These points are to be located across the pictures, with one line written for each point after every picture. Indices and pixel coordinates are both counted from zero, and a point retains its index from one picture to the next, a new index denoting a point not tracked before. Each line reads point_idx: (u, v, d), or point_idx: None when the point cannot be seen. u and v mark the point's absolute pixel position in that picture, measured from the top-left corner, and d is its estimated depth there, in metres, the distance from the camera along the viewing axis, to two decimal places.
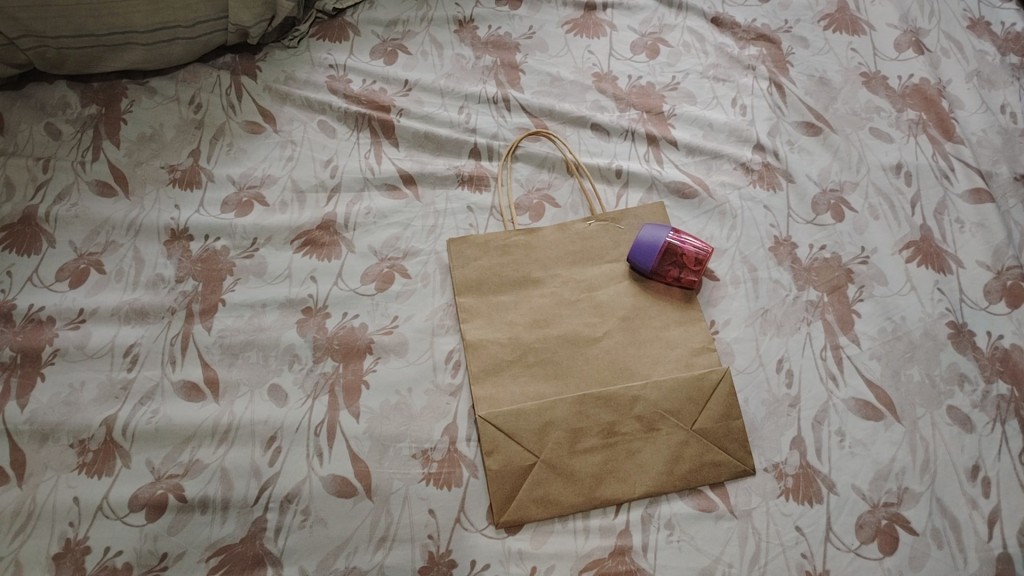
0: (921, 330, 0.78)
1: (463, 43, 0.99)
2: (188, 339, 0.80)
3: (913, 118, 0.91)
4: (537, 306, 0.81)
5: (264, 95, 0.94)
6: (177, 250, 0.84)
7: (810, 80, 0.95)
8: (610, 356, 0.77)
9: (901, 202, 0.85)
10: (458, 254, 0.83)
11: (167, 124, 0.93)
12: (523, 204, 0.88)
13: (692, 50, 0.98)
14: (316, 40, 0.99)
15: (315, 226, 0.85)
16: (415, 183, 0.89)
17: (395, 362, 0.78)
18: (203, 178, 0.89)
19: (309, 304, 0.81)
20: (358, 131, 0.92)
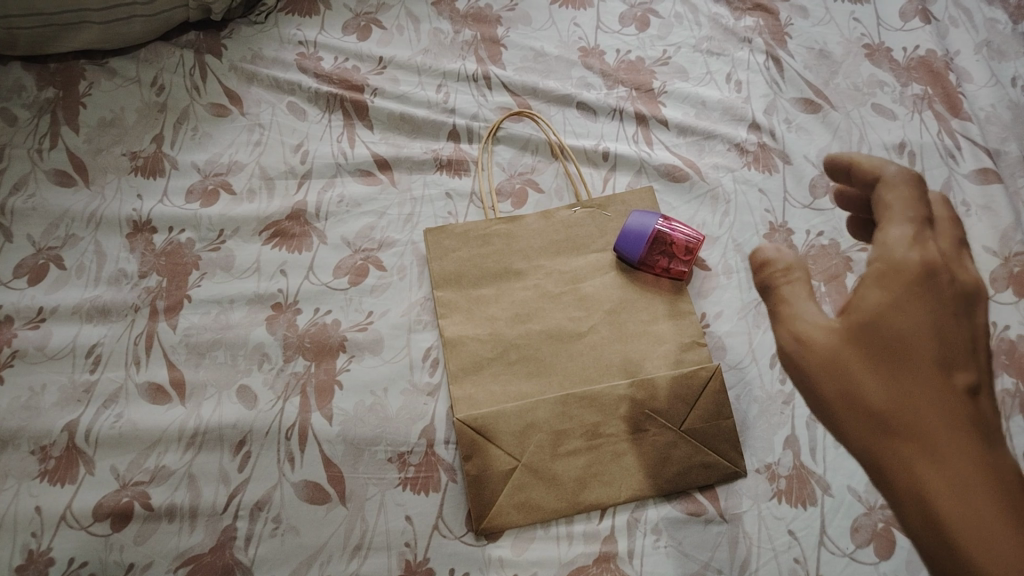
0: None
1: (441, 17, 0.94)
2: (151, 337, 0.76)
3: (918, 92, 0.86)
4: (519, 299, 0.77)
5: (229, 75, 0.89)
6: (140, 243, 0.80)
7: (810, 52, 0.89)
8: (595, 352, 0.73)
9: None
10: (436, 245, 0.79)
11: (128, 107, 0.88)
12: (504, 190, 0.83)
13: (684, 21, 0.93)
14: (285, 14, 0.94)
15: (284, 217, 0.81)
16: (390, 169, 0.84)
17: (370, 360, 0.74)
18: (166, 166, 0.84)
19: (279, 300, 0.77)
20: (329, 112, 0.87)
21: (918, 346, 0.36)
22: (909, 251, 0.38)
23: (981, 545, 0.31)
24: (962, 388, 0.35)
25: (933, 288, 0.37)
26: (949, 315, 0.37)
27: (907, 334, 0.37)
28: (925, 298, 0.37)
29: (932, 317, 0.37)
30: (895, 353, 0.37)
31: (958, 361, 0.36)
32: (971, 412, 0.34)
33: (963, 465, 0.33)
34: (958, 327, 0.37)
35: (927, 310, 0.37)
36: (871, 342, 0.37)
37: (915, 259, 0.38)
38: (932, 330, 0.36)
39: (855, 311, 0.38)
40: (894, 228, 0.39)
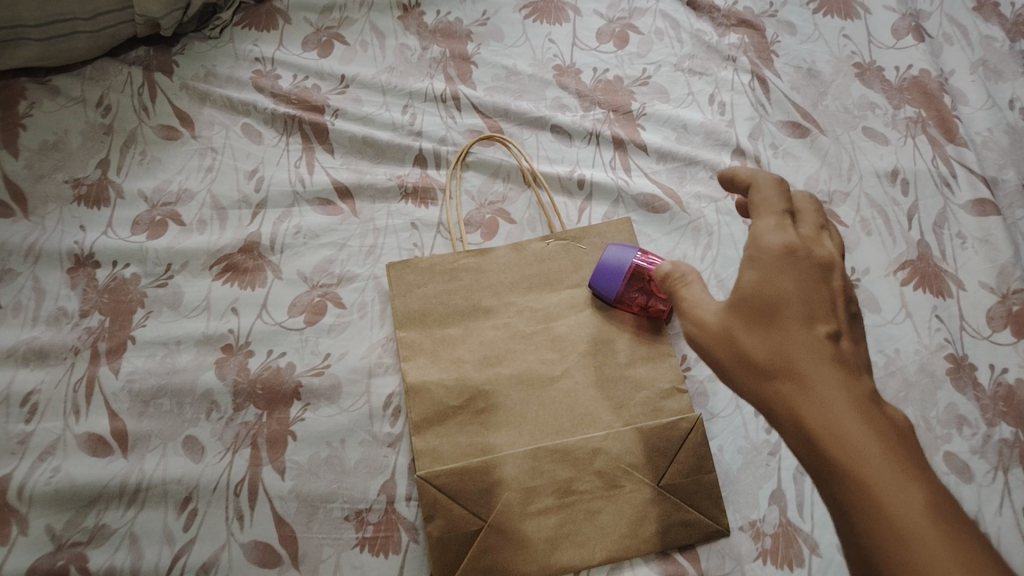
0: (916, 365, 0.70)
1: (408, 31, 0.88)
2: (92, 383, 0.70)
3: (911, 115, 0.81)
4: (488, 340, 0.71)
5: (180, 95, 0.84)
6: (81, 279, 0.74)
7: (797, 72, 0.85)
8: (569, 399, 0.68)
9: (897, 215, 0.76)
10: (399, 281, 0.73)
11: (72, 130, 0.82)
12: (473, 220, 0.78)
13: (665, 38, 0.88)
14: (240, 28, 0.88)
15: (237, 250, 0.76)
16: (351, 197, 0.79)
17: (326, 409, 0.69)
18: (112, 195, 0.78)
19: (230, 342, 0.72)
20: (287, 135, 0.82)
21: (786, 304, 0.47)
22: (775, 234, 0.50)
23: (838, 434, 0.42)
24: (820, 333, 0.46)
25: (796, 263, 0.48)
26: (808, 278, 0.48)
27: (778, 299, 0.48)
28: (791, 271, 0.48)
29: (797, 283, 0.48)
30: (771, 311, 0.47)
31: (815, 313, 0.47)
32: (827, 347, 0.46)
33: (819, 382, 0.44)
34: (817, 287, 0.48)
35: (790, 277, 0.48)
36: (755, 311, 0.48)
37: (779, 245, 0.49)
38: (795, 293, 0.47)
39: (745, 289, 0.49)
40: (763, 221, 0.51)
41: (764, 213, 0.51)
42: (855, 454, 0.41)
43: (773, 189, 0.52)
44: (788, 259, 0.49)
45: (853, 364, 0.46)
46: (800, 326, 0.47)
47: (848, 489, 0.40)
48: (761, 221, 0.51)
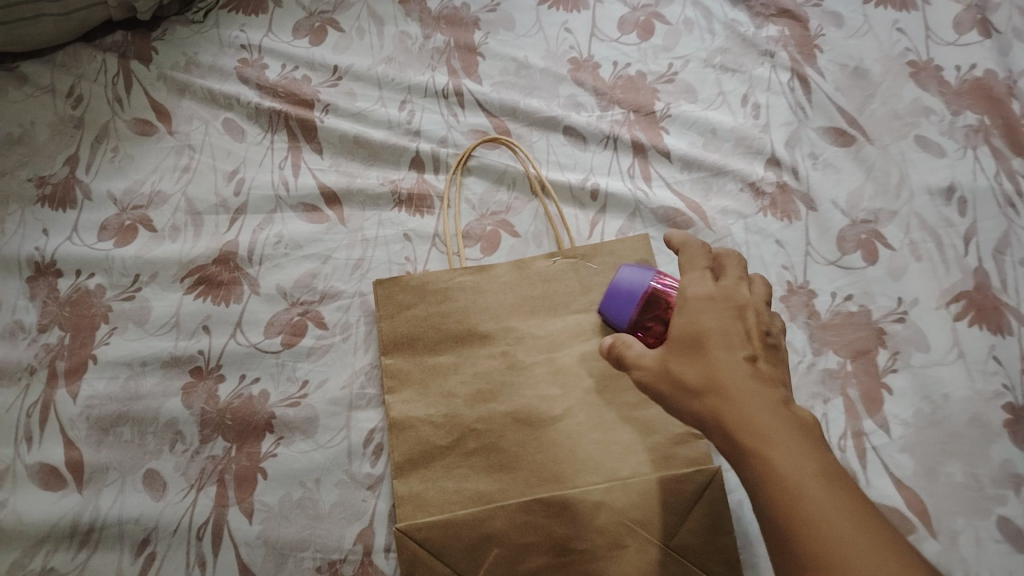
0: (966, 416, 0.59)
1: (409, 17, 0.80)
2: (48, 407, 0.64)
3: (971, 122, 0.71)
4: (482, 371, 0.63)
5: (158, 85, 0.77)
6: (41, 289, 0.68)
7: (843, 70, 0.75)
8: (570, 442, 0.61)
9: (951, 238, 0.66)
10: (387, 300, 0.66)
11: (40, 122, 0.75)
12: (473, 233, 0.70)
13: (695, 29, 0.79)
14: (227, 12, 0.81)
15: (211, 261, 0.69)
16: (339, 203, 0.71)
17: (300, 444, 0.62)
18: (78, 196, 0.72)
19: (199, 364, 0.65)
20: (272, 132, 0.74)
21: (709, 335, 0.44)
22: (700, 275, 0.47)
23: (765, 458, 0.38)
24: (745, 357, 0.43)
25: (718, 303, 0.45)
26: (734, 306, 0.45)
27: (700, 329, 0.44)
28: (716, 307, 0.45)
29: (720, 319, 0.44)
30: (696, 345, 0.44)
31: (739, 337, 0.44)
32: (750, 371, 0.42)
33: (746, 403, 0.41)
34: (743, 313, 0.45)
35: (717, 308, 0.45)
36: (677, 341, 0.44)
37: (702, 288, 0.46)
38: (720, 322, 0.44)
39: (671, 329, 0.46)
40: (691, 275, 0.48)
41: (692, 267, 0.49)
42: (783, 481, 0.37)
43: (698, 250, 0.49)
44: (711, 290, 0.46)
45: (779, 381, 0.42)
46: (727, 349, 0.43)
47: (780, 516, 0.37)
48: (687, 276, 0.48)
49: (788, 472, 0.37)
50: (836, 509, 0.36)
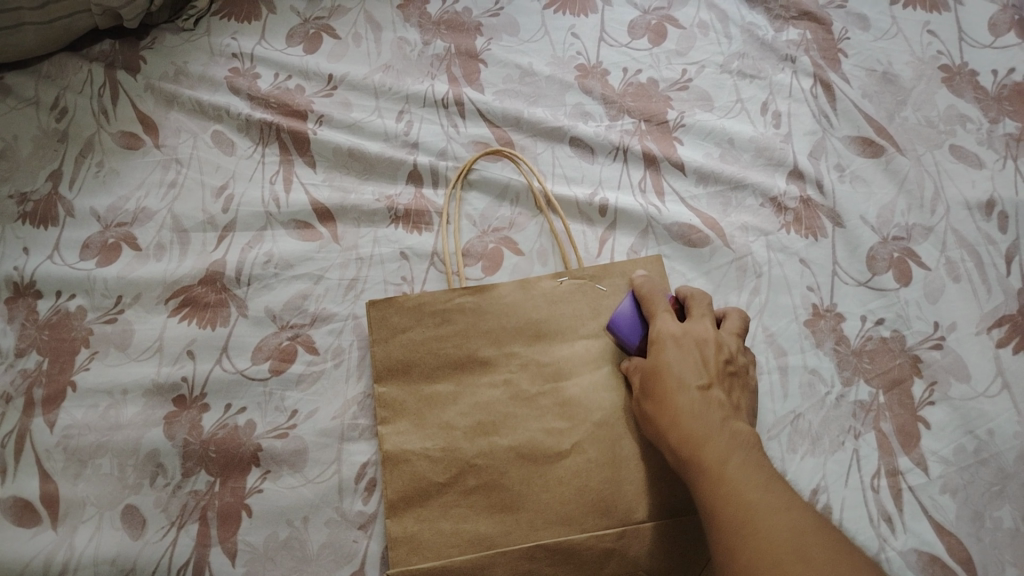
0: (1016, 453, 0.55)
1: (408, 23, 0.76)
2: (23, 437, 0.60)
3: (1011, 130, 0.66)
4: (483, 401, 0.59)
5: (145, 96, 0.73)
6: (20, 311, 0.65)
7: (870, 75, 0.71)
8: (579, 481, 0.56)
9: (992, 257, 0.62)
10: (381, 323, 0.61)
11: (23, 136, 0.72)
12: (474, 251, 0.66)
13: (710, 33, 0.74)
14: (219, 19, 0.77)
15: (196, 281, 0.65)
16: (333, 220, 0.68)
17: (288, 479, 0.58)
18: (61, 213, 0.68)
19: (182, 393, 0.61)
20: (263, 145, 0.71)
21: (666, 371, 0.53)
22: (667, 316, 0.57)
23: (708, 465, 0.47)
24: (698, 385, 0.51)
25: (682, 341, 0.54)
26: (693, 339, 0.54)
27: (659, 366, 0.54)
28: (679, 347, 0.54)
29: (678, 355, 0.53)
30: (657, 379, 0.53)
31: (695, 364, 0.52)
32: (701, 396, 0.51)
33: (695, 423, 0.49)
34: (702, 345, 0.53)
35: (679, 343, 0.54)
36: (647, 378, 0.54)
37: (664, 330, 0.55)
38: (676, 356, 0.53)
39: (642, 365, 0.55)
40: (659, 320, 0.56)
41: (659, 312, 0.56)
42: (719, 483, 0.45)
43: (659, 296, 0.57)
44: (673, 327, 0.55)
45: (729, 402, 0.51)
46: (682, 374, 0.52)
47: (713, 511, 0.45)
48: (657, 322, 0.56)
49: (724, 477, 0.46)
50: (756, 494, 0.44)
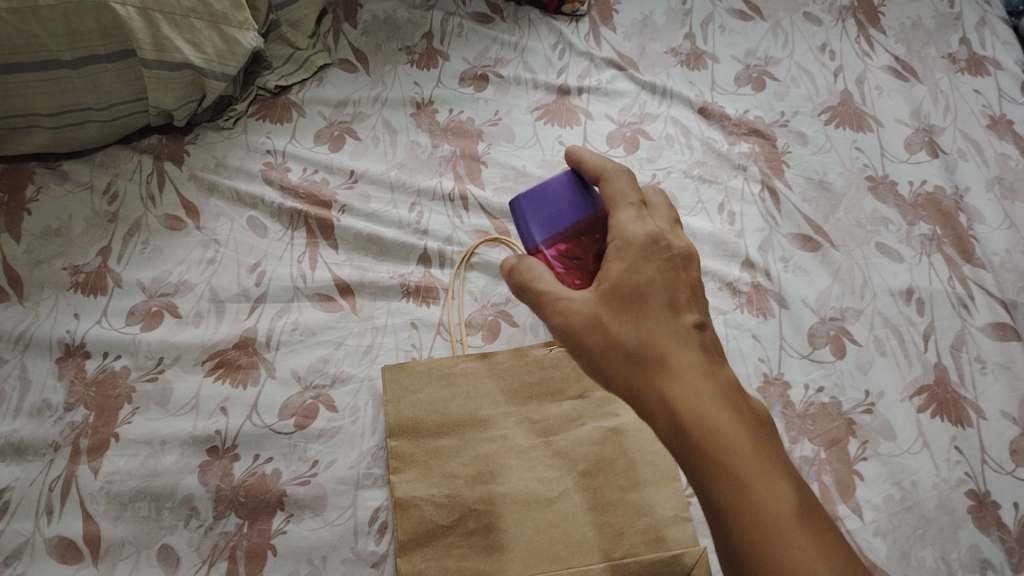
0: (935, 500, 0.65)
1: (419, 128, 0.89)
2: (70, 482, 0.67)
3: (926, 232, 0.80)
4: (483, 454, 0.68)
5: (188, 185, 0.84)
6: (70, 369, 0.73)
7: (808, 183, 0.84)
8: (566, 524, 0.65)
9: (912, 336, 0.73)
10: (394, 385, 0.70)
11: (77, 216, 0.81)
12: (475, 322, 0.76)
13: (676, 144, 0.88)
14: (255, 120, 0.89)
15: (231, 345, 0.74)
16: (352, 294, 0.78)
17: (309, 522, 0.66)
18: (110, 283, 0.77)
19: (215, 444, 0.69)
20: (292, 229, 0.81)
21: (649, 292, 0.48)
22: (644, 225, 0.50)
23: (724, 458, 0.42)
24: (683, 322, 0.47)
25: (656, 253, 0.49)
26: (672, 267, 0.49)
27: (649, 322, 0.47)
28: (651, 254, 0.49)
29: (656, 273, 0.48)
30: (637, 301, 0.47)
31: (681, 300, 0.48)
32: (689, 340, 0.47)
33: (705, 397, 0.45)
34: (677, 268, 0.49)
35: (660, 265, 0.49)
36: (616, 297, 0.48)
37: (642, 235, 0.49)
38: (661, 283, 0.48)
39: (612, 282, 0.48)
40: (622, 214, 0.51)
41: (623, 207, 0.51)
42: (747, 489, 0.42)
43: (623, 184, 0.52)
44: (668, 270, 0.49)
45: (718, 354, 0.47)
46: (668, 315, 0.47)
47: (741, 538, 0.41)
48: (620, 214, 0.51)
49: (756, 487, 0.42)
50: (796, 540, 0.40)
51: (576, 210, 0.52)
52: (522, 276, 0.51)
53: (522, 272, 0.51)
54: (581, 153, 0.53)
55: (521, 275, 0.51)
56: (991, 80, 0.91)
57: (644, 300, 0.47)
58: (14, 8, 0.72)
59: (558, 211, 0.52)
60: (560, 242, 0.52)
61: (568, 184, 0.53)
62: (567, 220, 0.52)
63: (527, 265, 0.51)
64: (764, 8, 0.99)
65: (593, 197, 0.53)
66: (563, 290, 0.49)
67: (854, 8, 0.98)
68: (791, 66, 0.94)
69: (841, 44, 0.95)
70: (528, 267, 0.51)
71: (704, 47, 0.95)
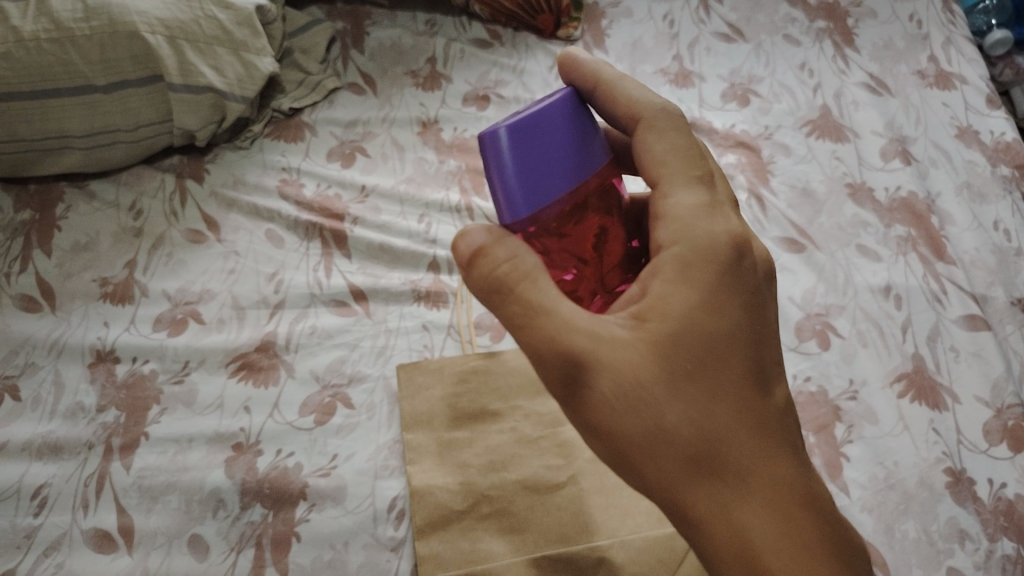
0: (916, 478, 0.70)
1: (426, 145, 0.94)
2: (103, 478, 0.71)
3: (901, 233, 0.85)
4: (494, 444, 0.72)
5: (209, 201, 0.89)
6: (101, 373, 0.77)
7: (792, 191, 0.90)
8: (574, 507, 0.69)
9: (892, 328, 0.79)
10: (408, 382, 0.75)
11: (104, 231, 0.87)
12: (483, 323, 0.81)
13: None
14: (270, 140, 0.95)
15: (253, 348, 0.78)
16: (366, 299, 0.82)
17: (331, 510, 0.70)
18: (137, 293, 0.82)
19: (240, 440, 0.73)
20: (308, 240, 0.86)
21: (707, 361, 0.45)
22: (719, 249, 0.46)
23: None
24: (741, 396, 0.45)
25: (717, 303, 0.45)
26: (740, 307, 0.46)
27: (703, 391, 0.44)
28: (709, 302, 0.45)
29: (717, 330, 0.45)
30: (692, 367, 0.44)
31: (748, 356, 0.46)
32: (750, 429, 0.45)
33: (753, 491, 0.44)
34: (749, 309, 0.46)
35: (734, 308, 0.46)
36: (672, 367, 0.44)
37: (707, 242, 0.46)
38: (722, 342, 0.45)
39: (668, 352, 0.44)
40: (679, 196, 0.47)
41: (680, 182, 0.47)
42: None
43: (672, 155, 0.48)
44: (739, 318, 0.46)
45: (778, 421, 0.46)
46: (729, 380, 0.45)
47: None
48: (674, 193, 0.47)
49: None
50: None
51: (576, 165, 0.45)
52: (492, 263, 0.45)
53: (519, 283, 0.44)
54: (605, 74, 0.50)
55: (512, 284, 0.44)
56: (957, 94, 0.98)
57: (701, 360, 0.44)
58: (54, 38, 0.81)
59: (553, 164, 0.44)
60: (550, 211, 0.45)
61: (564, 129, 0.45)
62: (562, 184, 0.45)
63: (512, 262, 0.44)
64: (745, 30, 1.05)
65: (590, 150, 0.46)
66: (597, 342, 0.43)
67: (829, 30, 1.05)
68: (773, 83, 1.00)
69: (818, 63, 1.02)
70: (505, 254, 0.44)
71: (691, 67, 1.02)
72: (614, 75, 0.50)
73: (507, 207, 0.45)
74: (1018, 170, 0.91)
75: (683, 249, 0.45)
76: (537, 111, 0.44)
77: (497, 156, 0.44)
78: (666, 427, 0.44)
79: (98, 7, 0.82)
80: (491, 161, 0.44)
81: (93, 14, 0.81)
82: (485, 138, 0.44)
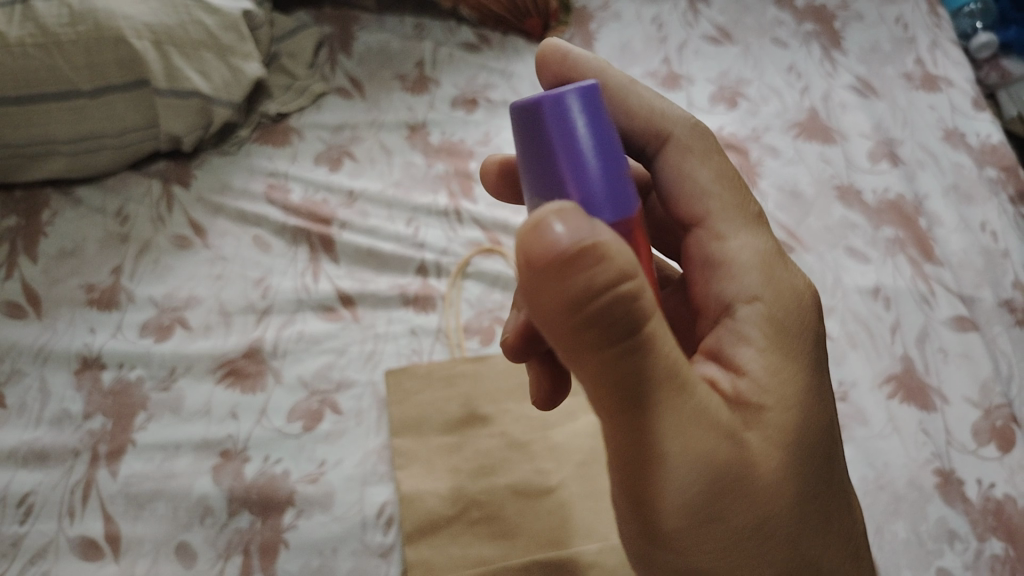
0: (905, 479, 0.70)
1: (414, 149, 0.94)
2: (90, 485, 0.70)
3: (890, 235, 0.86)
4: (484, 449, 0.72)
5: (196, 206, 0.89)
6: (87, 379, 0.76)
7: (781, 193, 0.90)
8: (564, 510, 0.69)
9: (880, 329, 0.78)
10: (397, 388, 0.76)
11: (90, 237, 0.86)
12: (472, 327, 0.81)
13: None
14: (257, 145, 0.94)
15: (240, 355, 0.78)
16: (354, 304, 0.82)
17: (319, 517, 0.69)
18: (124, 299, 0.81)
19: (227, 446, 0.72)
20: (296, 245, 0.86)
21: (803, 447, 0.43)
22: (801, 323, 0.46)
23: None
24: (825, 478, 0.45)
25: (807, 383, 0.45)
26: (820, 382, 0.46)
27: (802, 477, 0.43)
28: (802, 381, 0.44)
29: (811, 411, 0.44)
30: (793, 453, 0.43)
31: (830, 433, 0.46)
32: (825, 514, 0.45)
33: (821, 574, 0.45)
34: (826, 384, 0.47)
35: (819, 389, 0.46)
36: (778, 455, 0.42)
37: (789, 307, 0.46)
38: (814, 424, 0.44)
39: (772, 437, 0.42)
40: (740, 240, 0.48)
41: (732, 223, 0.49)
42: None
43: (717, 187, 0.50)
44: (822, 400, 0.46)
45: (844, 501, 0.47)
46: (819, 461, 0.45)
47: None
48: (732, 235, 0.48)
49: None
50: None
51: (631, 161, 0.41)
52: (609, 275, 0.33)
53: (645, 325, 0.35)
54: (613, 82, 0.52)
55: (636, 326, 0.34)
56: (944, 96, 0.98)
57: (799, 444, 0.43)
58: (39, 43, 0.80)
59: (619, 150, 0.40)
60: (623, 202, 0.39)
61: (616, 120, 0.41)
62: (628, 177, 0.40)
63: (638, 286, 0.34)
64: (734, 33, 1.06)
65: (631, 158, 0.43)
66: (715, 435, 0.39)
67: (817, 33, 1.05)
68: (761, 86, 1.00)
69: (807, 65, 1.02)
70: (626, 264, 0.33)
71: (680, 69, 1.02)
72: (621, 82, 0.52)
73: (578, 189, 0.38)
74: (1005, 171, 0.92)
75: (765, 316, 0.45)
76: (595, 82, 0.40)
77: (563, 124, 0.38)
78: (764, 527, 0.42)
79: (84, 12, 0.81)
80: (556, 137, 0.38)
81: (78, 19, 0.81)
82: (545, 102, 0.38)
